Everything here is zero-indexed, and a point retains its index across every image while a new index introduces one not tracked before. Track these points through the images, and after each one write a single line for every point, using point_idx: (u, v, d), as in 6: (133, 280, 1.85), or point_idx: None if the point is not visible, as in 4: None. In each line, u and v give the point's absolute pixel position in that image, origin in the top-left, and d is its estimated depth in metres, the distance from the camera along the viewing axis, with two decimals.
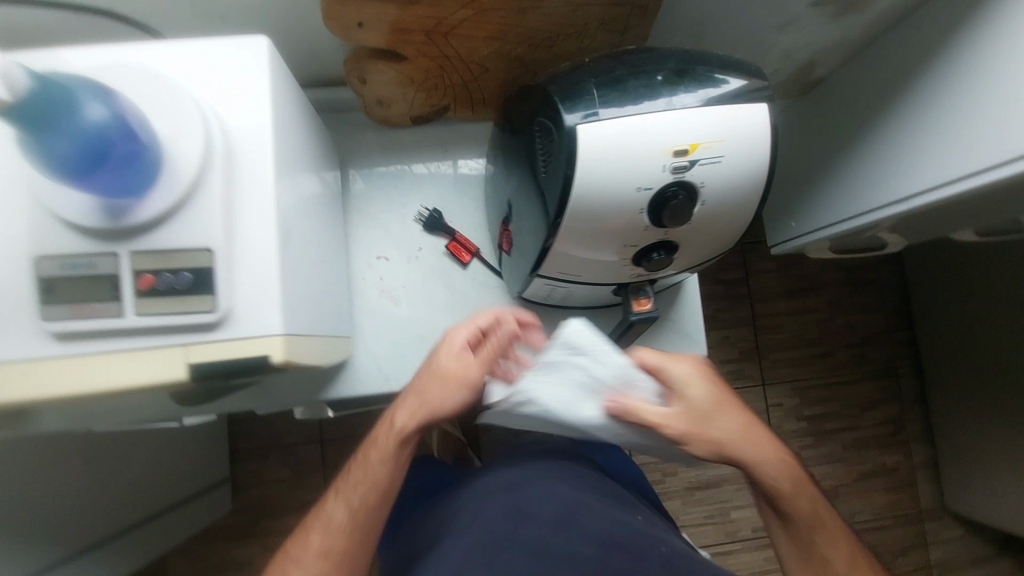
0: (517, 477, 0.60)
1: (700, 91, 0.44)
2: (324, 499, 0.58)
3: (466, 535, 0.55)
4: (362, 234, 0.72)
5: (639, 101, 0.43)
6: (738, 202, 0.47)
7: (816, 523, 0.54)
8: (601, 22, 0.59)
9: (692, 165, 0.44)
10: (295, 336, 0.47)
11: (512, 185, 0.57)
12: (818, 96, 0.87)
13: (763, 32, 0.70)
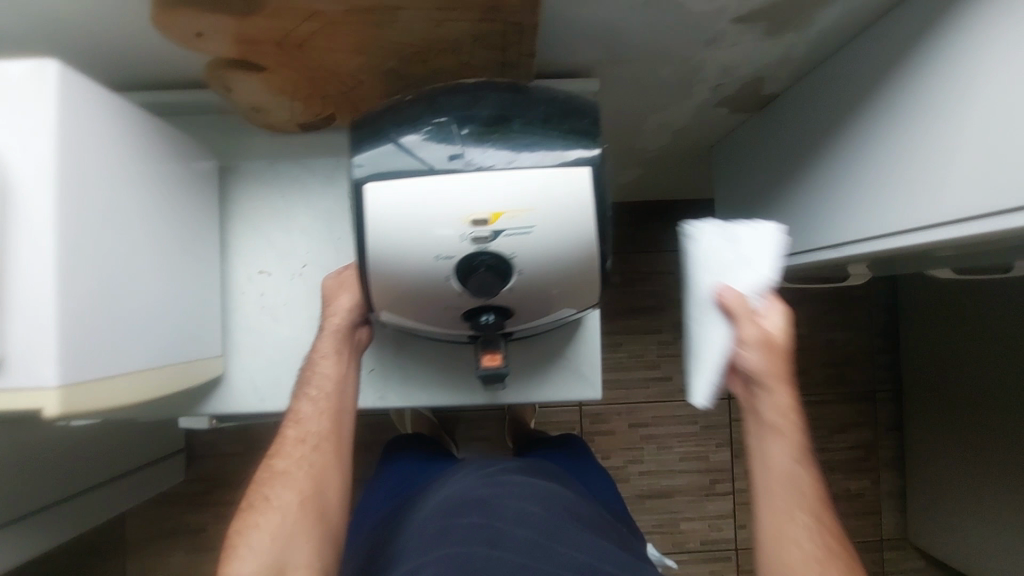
0: (489, 494, 0.62)
1: (504, 151, 0.40)
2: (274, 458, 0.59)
3: (435, 546, 0.56)
4: (244, 246, 0.69)
5: (435, 155, 0.40)
6: (559, 272, 0.43)
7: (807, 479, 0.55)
8: (473, 38, 0.52)
9: (496, 235, 0.40)
10: (83, 382, 0.45)
11: None
12: (772, 114, 0.78)
13: (689, 48, 0.62)
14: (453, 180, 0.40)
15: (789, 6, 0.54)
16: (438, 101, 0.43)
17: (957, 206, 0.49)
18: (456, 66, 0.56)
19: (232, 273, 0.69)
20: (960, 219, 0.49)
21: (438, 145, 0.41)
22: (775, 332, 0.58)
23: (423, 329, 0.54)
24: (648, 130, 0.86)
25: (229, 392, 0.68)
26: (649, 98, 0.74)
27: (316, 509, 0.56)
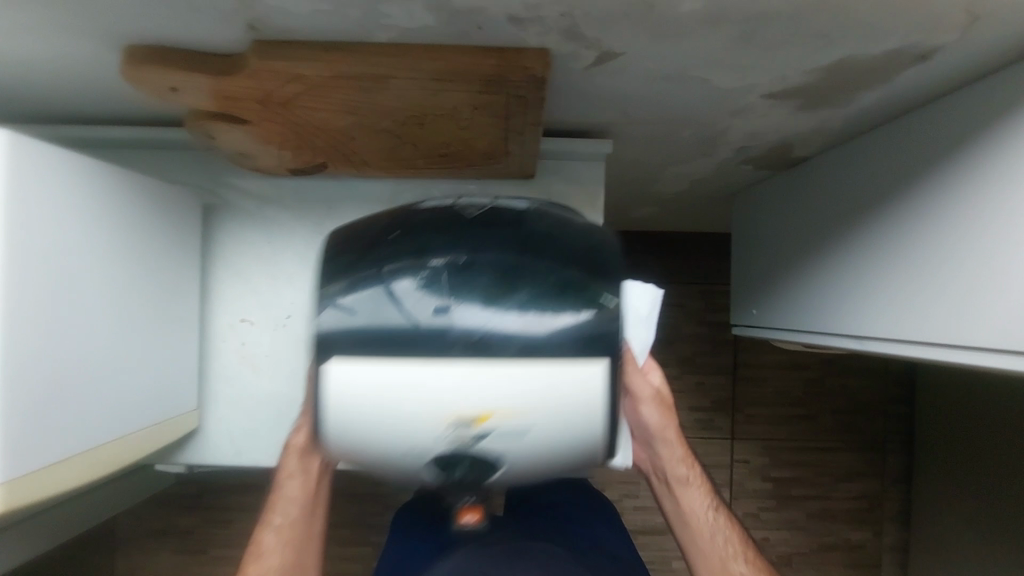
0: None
1: (515, 317, 0.37)
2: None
3: None
4: (227, 292, 0.65)
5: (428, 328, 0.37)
6: (557, 461, 0.40)
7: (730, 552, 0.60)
8: (474, 107, 0.48)
9: (479, 438, 0.37)
10: (30, 472, 0.42)
11: None
12: (802, 176, 0.73)
13: (714, 115, 0.56)
14: (434, 346, 0.37)
15: (827, 86, 0.49)
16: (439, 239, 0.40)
17: (996, 333, 0.44)
18: (456, 129, 0.52)
19: (213, 321, 0.65)
20: (996, 348, 0.45)
21: (425, 295, 0.38)
22: (662, 387, 0.58)
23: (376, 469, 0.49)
24: (664, 179, 0.81)
25: (204, 444, 0.65)
26: (666, 155, 0.69)
27: None
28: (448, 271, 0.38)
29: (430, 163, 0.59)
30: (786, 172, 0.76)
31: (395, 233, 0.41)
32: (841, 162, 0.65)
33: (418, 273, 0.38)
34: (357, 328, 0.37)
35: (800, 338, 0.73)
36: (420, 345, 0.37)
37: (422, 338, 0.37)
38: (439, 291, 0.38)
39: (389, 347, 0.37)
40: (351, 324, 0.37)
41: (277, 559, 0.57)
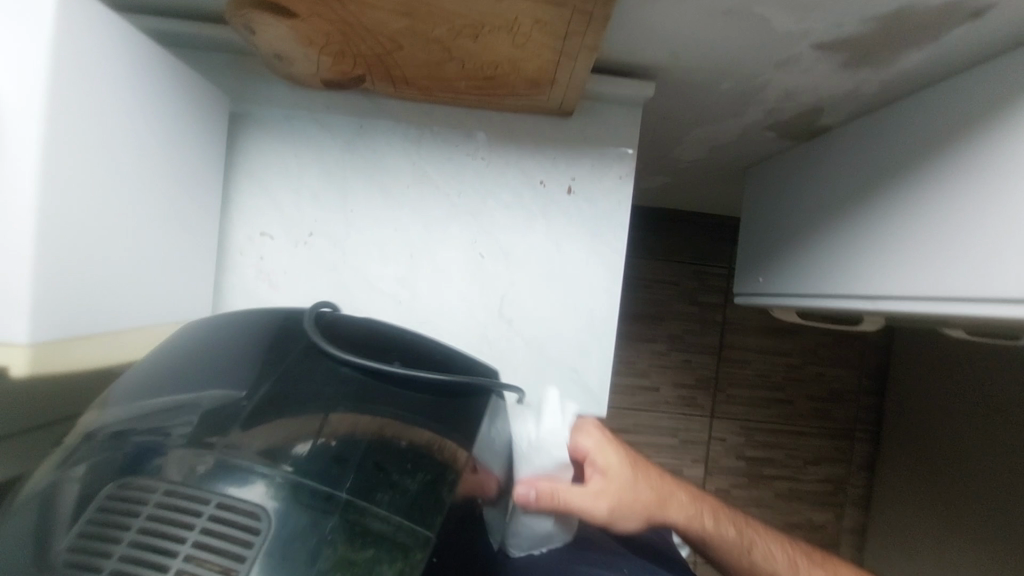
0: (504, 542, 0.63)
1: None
2: None
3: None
4: (248, 205, 0.64)
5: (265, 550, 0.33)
6: None
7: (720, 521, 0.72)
8: (535, 20, 0.47)
9: None
10: (56, 340, 0.40)
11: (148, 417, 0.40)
12: (820, 147, 0.74)
13: (757, 66, 0.57)
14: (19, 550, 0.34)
15: (876, 40, 0.50)
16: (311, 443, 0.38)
17: (1004, 283, 0.47)
18: (509, 47, 0.51)
19: (230, 233, 0.63)
20: (1002, 297, 0.47)
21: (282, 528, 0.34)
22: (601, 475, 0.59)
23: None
24: (686, 143, 0.82)
25: None
26: (697, 111, 0.70)
27: None
28: (311, 460, 0.37)
29: (472, 85, 0.58)
30: (805, 143, 0.78)
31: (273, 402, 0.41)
32: (864, 132, 0.67)
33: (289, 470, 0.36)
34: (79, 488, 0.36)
35: (806, 303, 0.76)
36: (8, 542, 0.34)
37: (93, 526, 0.34)
38: (295, 521, 0.34)
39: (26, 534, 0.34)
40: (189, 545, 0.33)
41: None
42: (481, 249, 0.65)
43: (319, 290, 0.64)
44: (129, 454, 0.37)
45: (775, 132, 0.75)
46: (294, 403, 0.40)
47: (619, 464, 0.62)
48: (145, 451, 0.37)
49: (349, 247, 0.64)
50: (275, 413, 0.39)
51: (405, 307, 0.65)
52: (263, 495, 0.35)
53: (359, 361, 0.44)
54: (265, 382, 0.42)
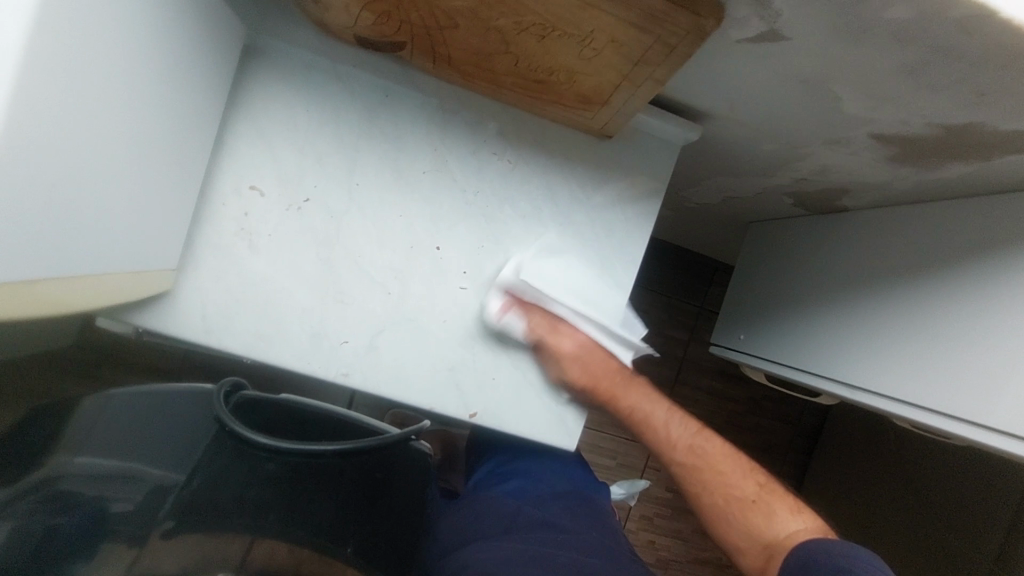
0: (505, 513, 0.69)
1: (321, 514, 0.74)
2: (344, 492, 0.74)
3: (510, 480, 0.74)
4: (241, 152, 0.57)
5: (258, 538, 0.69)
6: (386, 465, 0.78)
7: (709, 468, 0.67)
8: (612, 41, 0.44)
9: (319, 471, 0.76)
10: None
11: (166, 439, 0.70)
12: (835, 224, 0.74)
13: (806, 138, 0.56)
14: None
15: (933, 145, 0.50)
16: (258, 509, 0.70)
17: (1000, 414, 0.47)
18: (574, 58, 0.47)
19: (214, 180, 0.56)
20: (995, 428, 0.48)
21: None
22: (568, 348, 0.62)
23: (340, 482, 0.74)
24: (703, 185, 0.81)
25: (169, 310, 0.57)
26: (728, 161, 0.68)
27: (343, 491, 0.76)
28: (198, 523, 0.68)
29: (519, 85, 0.54)
30: (818, 215, 0.78)
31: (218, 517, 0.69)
32: (880, 223, 0.67)
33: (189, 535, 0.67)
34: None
35: (781, 372, 0.76)
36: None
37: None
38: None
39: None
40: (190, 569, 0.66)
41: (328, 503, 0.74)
42: (485, 255, 0.61)
43: (301, 261, 0.58)
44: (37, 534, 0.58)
45: (794, 197, 0.74)
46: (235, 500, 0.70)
47: (578, 354, 0.62)
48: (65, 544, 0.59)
49: (345, 223, 0.59)
50: (185, 540, 0.67)
51: (393, 299, 0.60)
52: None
53: (282, 445, 0.65)
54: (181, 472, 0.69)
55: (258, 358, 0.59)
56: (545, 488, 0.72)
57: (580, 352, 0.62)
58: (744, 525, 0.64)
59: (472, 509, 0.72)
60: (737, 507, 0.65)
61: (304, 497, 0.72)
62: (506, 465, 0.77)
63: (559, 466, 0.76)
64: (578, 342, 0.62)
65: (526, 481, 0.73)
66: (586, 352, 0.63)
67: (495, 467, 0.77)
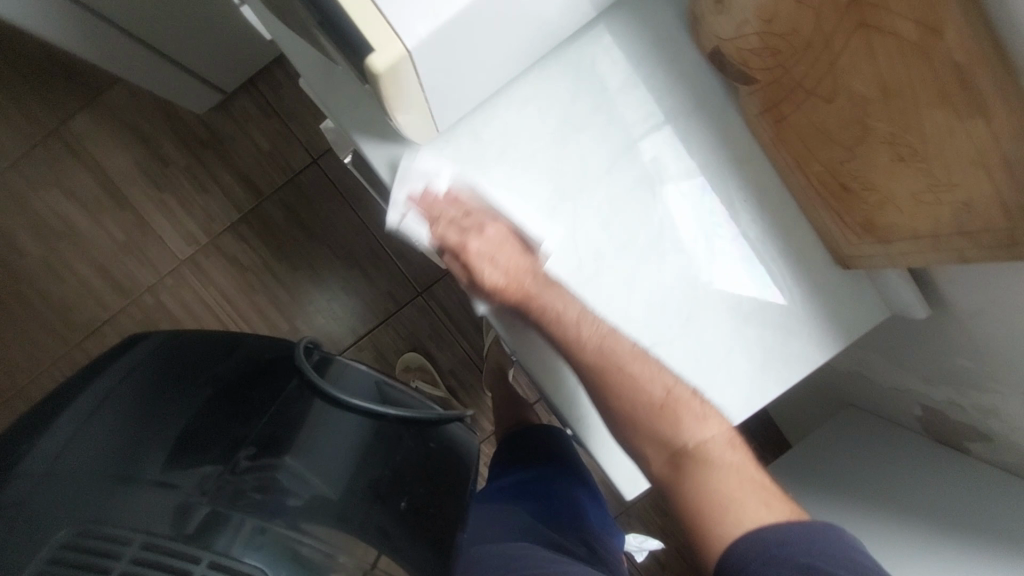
0: (520, 527, 0.65)
1: (398, 510, 0.52)
2: (411, 472, 0.57)
3: (524, 500, 0.71)
4: (550, 74, 0.58)
5: (346, 517, 0.47)
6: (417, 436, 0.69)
7: (662, 413, 0.57)
8: (963, 205, 0.45)
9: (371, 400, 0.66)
10: (412, 68, 0.41)
11: (244, 369, 0.54)
12: (937, 454, 0.75)
13: (1007, 379, 0.58)
14: (134, 446, 0.42)
15: None
16: (349, 476, 0.51)
17: None
18: (909, 193, 0.49)
19: (514, 83, 0.57)
20: None
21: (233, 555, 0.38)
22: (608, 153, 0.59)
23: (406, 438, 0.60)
24: (851, 350, 0.81)
25: (401, 156, 0.57)
26: (913, 347, 0.69)
27: (428, 478, 0.59)
28: (306, 489, 0.47)
29: (821, 178, 0.55)
30: (931, 440, 0.78)
31: (318, 474, 0.49)
32: (990, 480, 0.68)
33: (301, 497, 0.46)
34: (188, 433, 0.44)
35: None
36: (118, 519, 0.37)
37: (226, 532, 0.39)
38: (238, 553, 0.38)
39: (178, 480, 0.41)
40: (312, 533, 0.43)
41: (412, 499, 0.55)
42: (674, 295, 0.61)
43: (531, 195, 0.59)
44: (223, 480, 0.42)
45: (925, 412, 0.75)
46: (350, 481, 0.51)
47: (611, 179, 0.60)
48: (246, 487, 0.43)
49: (588, 188, 0.59)
50: (321, 518, 0.45)
51: (581, 276, 0.60)
52: (254, 552, 0.39)
53: (354, 402, 0.56)
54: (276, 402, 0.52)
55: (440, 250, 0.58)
56: (562, 512, 0.70)
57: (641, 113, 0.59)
58: (644, 425, 0.57)
59: (478, 515, 0.69)
60: (645, 418, 0.57)
61: (372, 458, 0.54)
62: (524, 482, 0.74)
63: (573, 492, 0.74)
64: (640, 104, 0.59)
65: (544, 505, 0.70)
66: (661, 145, 0.60)
67: (513, 484, 0.75)
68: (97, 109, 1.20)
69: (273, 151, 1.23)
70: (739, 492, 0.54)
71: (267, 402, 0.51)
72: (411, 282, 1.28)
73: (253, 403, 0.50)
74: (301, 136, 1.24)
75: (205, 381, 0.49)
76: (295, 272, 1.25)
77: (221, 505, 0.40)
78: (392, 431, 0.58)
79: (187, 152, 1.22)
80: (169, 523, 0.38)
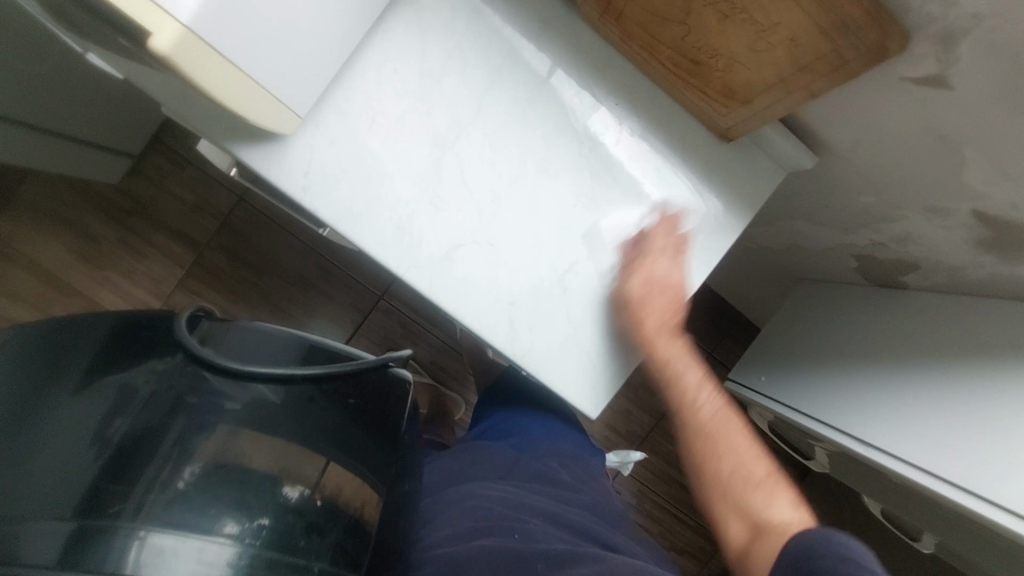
0: (501, 464, 0.69)
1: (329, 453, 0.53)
2: (349, 413, 0.58)
3: (505, 438, 0.75)
4: (395, 36, 0.59)
5: (252, 480, 0.47)
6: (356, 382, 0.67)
7: (725, 447, 0.67)
8: (790, 41, 0.47)
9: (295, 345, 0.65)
10: (215, 52, 0.40)
11: (115, 351, 0.51)
12: (883, 297, 0.78)
13: (907, 202, 0.60)
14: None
15: (1015, 242, 0.54)
16: (265, 429, 0.51)
17: (1007, 496, 0.52)
18: (745, 46, 0.50)
19: (362, 53, 0.58)
20: (1007, 509, 0.52)
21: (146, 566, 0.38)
22: (469, 97, 0.60)
23: (324, 391, 0.57)
24: (780, 224, 0.84)
25: (277, 153, 0.58)
26: (823, 202, 0.71)
27: (375, 415, 0.60)
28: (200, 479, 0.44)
29: (673, 61, 0.56)
30: (875, 287, 0.80)
31: (220, 437, 0.48)
32: (931, 307, 0.70)
33: (193, 473, 0.44)
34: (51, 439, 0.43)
35: (798, 419, 0.79)
36: None
37: (102, 548, 0.38)
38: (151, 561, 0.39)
39: (49, 491, 0.40)
40: (222, 504, 0.44)
41: (354, 435, 0.57)
42: (580, 210, 0.63)
43: (413, 154, 0.60)
44: (97, 485, 0.41)
45: (859, 261, 0.78)
46: (279, 417, 0.53)
47: (481, 121, 0.61)
48: (122, 487, 0.42)
49: (465, 133, 0.61)
50: (236, 477, 0.46)
51: (483, 218, 0.62)
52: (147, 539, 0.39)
53: (249, 371, 0.53)
54: (154, 387, 0.49)
55: (342, 231, 0.60)
56: (542, 443, 0.73)
57: (492, 49, 0.60)
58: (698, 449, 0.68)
59: (456, 457, 0.73)
60: (706, 446, 0.67)
61: (295, 413, 0.54)
62: (504, 423, 0.78)
63: (550, 425, 0.77)
64: (489, 43, 0.60)
65: (525, 439, 0.74)
66: (519, 75, 0.61)
67: (492, 427, 0.78)
68: (15, 208, 1.20)
69: (199, 200, 1.24)
70: (770, 500, 0.62)
71: (137, 387, 0.48)
72: (369, 288, 1.29)
73: (117, 380, 0.48)
74: (222, 179, 1.24)
75: (68, 384, 0.46)
76: (255, 311, 1.26)
77: (99, 517, 0.39)
78: (301, 391, 0.56)
79: (116, 225, 1.23)
80: (36, 548, 0.36)
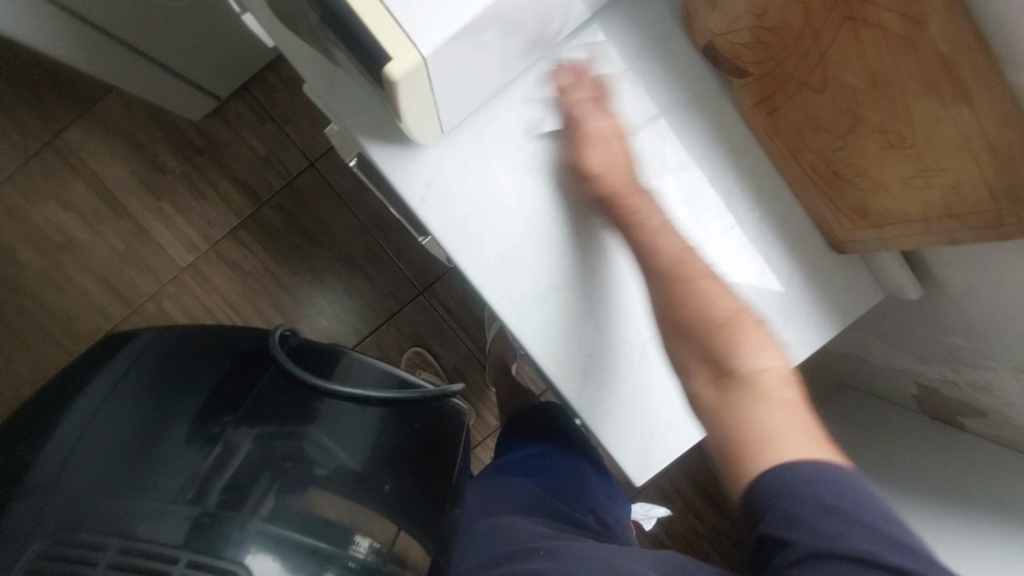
0: (525, 499, 0.69)
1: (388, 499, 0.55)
2: (418, 433, 0.62)
3: (530, 472, 0.74)
4: (549, 75, 0.59)
5: (332, 520, 0.49)
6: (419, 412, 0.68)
7: None
8: (951, 188, 0.48)
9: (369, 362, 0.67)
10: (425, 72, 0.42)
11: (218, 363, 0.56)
12: (935, 429, 0.78)
13: (1002, 353, 0.60)
14: (120, 461, 0.46)
15: None
16: (331, 472, 0.54)
17: None
18: (900, 178, 0.51)
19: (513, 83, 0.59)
20: None
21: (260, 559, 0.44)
22: (602, 149, 0.61)
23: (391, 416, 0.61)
24: (850, 333, 0.84)
25: (406, 159, 0.58)
26: (908, 327, 0.71)
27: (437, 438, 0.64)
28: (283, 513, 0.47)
29: (815, 167, 0.56)
30: (926, 417, 0.80)
31: (305, 466, 0.52)
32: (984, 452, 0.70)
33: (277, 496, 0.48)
34: (176, 431, 0.49)
35: None
36: (109, 523, 0.42)
37: (217, 535, 0.44)
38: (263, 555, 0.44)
39: (174, 476, 0.46)
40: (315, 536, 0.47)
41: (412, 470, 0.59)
42: None
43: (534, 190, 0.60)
44: (213, 483, 0.47)
45: (920, 388, 0.78)
46: (351, 443, 0.57)
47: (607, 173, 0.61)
48: (235, 485, 0.47)
49: (590, 182, 0.61)
50: (321, 501, 0.50)
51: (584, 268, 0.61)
52: (257, 550, 0.44)
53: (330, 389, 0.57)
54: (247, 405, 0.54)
55: (448, 248, 0.60)
56: (570, 481, 0.73)
57: (636, 110, 0.61)
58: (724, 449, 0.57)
59: (487, 486, 0.74)
60: None
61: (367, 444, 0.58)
62: (534, 455, 0.77)
63: (579, 463, 0.75)
64: (635, 102, 0.61)
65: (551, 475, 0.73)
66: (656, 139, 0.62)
67: (522, 459, 0.77)
68: (92, 121, 1.21)
69: (270, 157, 1.24)
70: None
71: (241, 397, 0.54)
72: (411, 281, 1.29)
73: (221, 394, 0.53)
74: (298, 141, 1.25)
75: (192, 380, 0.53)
76: (297, 275, 1.26)
77: (210, 500, 0.46)
78: (374, 412, 0.60)
79: (185, 161, 1.23)
80: (162, 528, 0.43)
